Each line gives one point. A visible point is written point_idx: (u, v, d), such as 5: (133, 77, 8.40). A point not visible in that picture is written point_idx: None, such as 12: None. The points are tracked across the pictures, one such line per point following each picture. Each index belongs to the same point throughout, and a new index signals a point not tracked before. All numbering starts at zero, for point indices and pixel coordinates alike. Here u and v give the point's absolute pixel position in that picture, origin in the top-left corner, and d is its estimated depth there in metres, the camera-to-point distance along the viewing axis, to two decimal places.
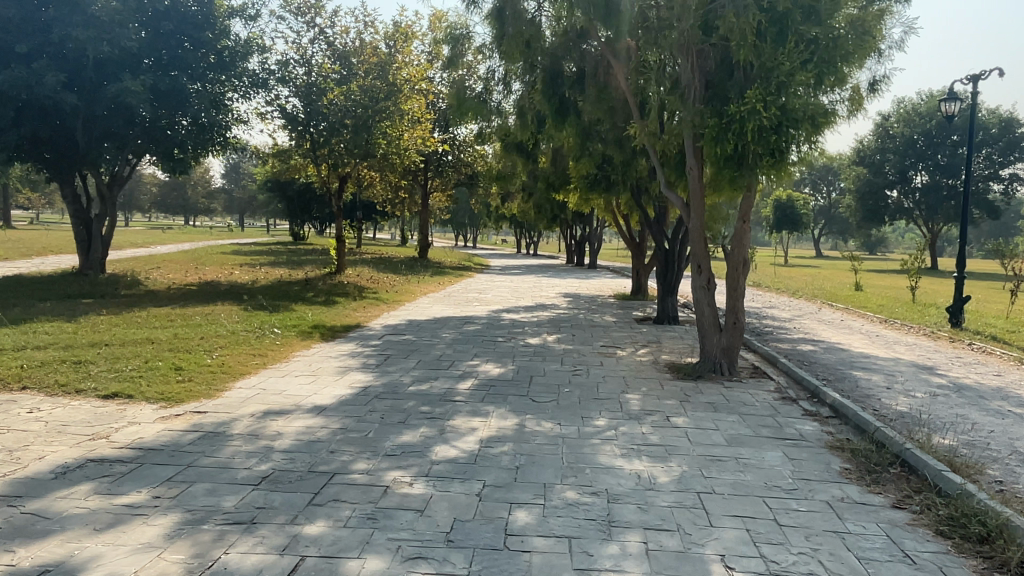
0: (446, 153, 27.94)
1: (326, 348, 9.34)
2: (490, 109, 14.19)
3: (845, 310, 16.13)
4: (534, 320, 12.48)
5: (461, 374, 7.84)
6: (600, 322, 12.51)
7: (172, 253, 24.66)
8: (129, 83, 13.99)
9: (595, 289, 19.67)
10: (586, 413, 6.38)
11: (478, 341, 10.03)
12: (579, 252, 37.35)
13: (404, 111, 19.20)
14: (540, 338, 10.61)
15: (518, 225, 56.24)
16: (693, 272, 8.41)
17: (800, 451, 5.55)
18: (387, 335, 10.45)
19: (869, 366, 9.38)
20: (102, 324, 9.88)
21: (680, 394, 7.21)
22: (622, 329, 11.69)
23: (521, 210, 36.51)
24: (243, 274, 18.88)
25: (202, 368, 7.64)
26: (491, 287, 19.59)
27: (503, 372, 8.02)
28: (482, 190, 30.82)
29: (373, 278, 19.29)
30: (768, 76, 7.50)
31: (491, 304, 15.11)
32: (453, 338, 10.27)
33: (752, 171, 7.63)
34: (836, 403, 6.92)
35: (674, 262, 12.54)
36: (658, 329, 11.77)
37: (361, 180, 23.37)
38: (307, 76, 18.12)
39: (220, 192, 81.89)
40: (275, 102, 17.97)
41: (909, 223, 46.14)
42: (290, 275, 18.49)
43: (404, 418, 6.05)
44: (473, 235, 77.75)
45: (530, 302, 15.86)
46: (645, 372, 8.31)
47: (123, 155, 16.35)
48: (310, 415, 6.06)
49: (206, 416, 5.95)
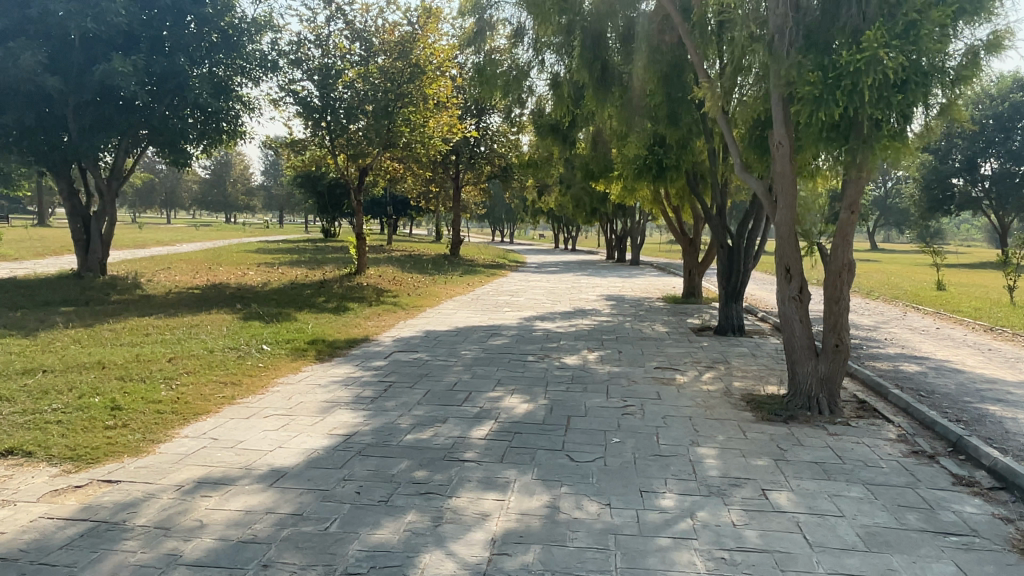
0: (478, 144, 26.08)
1: (319, 371, 7.63)
2: (523, 84, 12.45)
3: (935, 314, 13.87)
4: (572, 332, 10.60)
5: (476, 413, 6.02)
6: (650, 334, 10.57)
7: (191, 253, 23.34)
8: (116, 64, 12.53)
9: (641, 290, 17.68)
10: (645, 484, 4.51)
11: (504, 361, 8.22)
12: (621, 248, 35.23)
13: (429, 95, 17.42)
14: (579, 356, 8.73)
15: (557, 220, 54.25)
16: (781, 278, 6.50)
17: (982, 563, 3.63)
18: (396, 353, 8.68)
19: (1006, 397, 7.28)
20: (60, 340, 8.31)
21: (773, 449, 5.32)
22: (679, 343, 9.74)
23: (560, 203, 34.58)
24: (255, 275, 17.32)
25: (148, 406, 5.96)
26: (525, 288, 17.73)
27: (532, 410, 6.18)
28: (518, 183, 28.98)
29: (397, 279, 17.63)
30: (889, 16, 5.60)
31: (524, 310, 13.26)
32: (474, 357, 8.46)
33: (866, 145, 5.78)
34: (996, 465, 4.96)
35: (739, 261, 10.57)
36: (721, 343, 9.79)
37: (387, 172, 21.73)
38: (322, 58, 16.50)
39: (257, 189, 81.47)
40: (290, 87, 16.36)
41: (976, 214, 42.95)
42: (306, 276, 16.92)
43: (388, 494, 4.26)
44: (510, 230, 76.04)
45: (568, 307, 13.97)
46: (718, 409, 6.40)
47: (121, 146, 14.90)
48: (257, 489, 4.31)
49: (113, 492, 4.25)
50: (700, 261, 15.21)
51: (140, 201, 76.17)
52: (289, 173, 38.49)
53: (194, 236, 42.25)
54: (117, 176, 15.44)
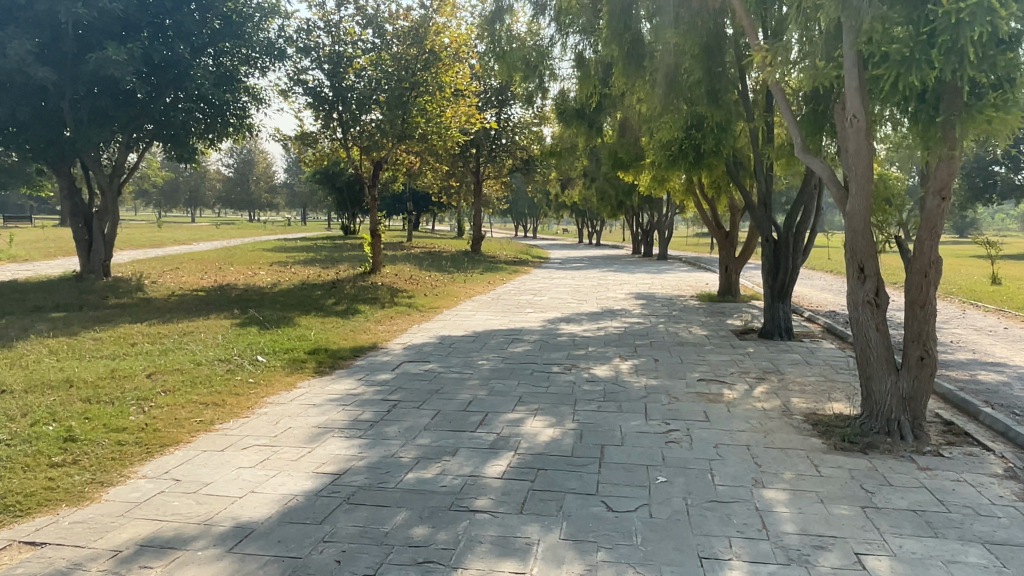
0: (499, 136, 25.10)
1: (316, 387, 6.74)
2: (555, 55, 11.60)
3: (998, 312, 12.67)
4: (602, 337, 9.61)
5: (492, 443, 5.07)
6: (689, 338, 9.56)
7: (205, 252, 22.67)
8: (110, 52, 11.80)
9: (672, 287, 16.60)
10: (705, 546, 3.53)
11: (525, 374, 7.26)
12: (647, 242, 34.06)
13: (445, 84, 16.47)
14: (611, 366, 7.74)
15: (581, 214, 53.10)
16: (853, 278, 5.48)
17: None
18: (405, 364, 7.75)
19: None
20: (35, 352, 7.53)
21: (857, 492, 4.30)
22: (722, 350, 8.71)
23: (584, 196, 33.51)
24: (266, 274, 16.56)
25: (109, 436, 5.10)
26: (548, 287, 16.74)
27: (559, 437, 5.22)
28: (541, 176, 27.96)
29: (414, 278, 16.76)
30: None
31: (548, 312, 12.27)
32: (492, 368, 7.52)
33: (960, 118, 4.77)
34: None
35: (787, 256, 9.52)
36: (769, 348, 8.74)
37: (404, 166, 20.87)
38: (332, 45, 15.59)
39: (280, 187, 81.27)
40: (301, 78, 15.41)
41: (1020, 203, 41.01)
42: (318, 276, 16.13)
43: (376, 564, 3.32)
44: (534, 224, 75.03)
45: (596, 308, 12.97)
46: (780, 436, 5.38)
47: (122, 142, 14.19)
48: (212, 556, 3.41)
49: (31, 562, 3.36)
50: (737, 256, 14.15)
51: (164, 200, 76.30)
52: (308, 170, 37.84)
53: (214, 235, 41.87)
54: (119, 174, 14.72)
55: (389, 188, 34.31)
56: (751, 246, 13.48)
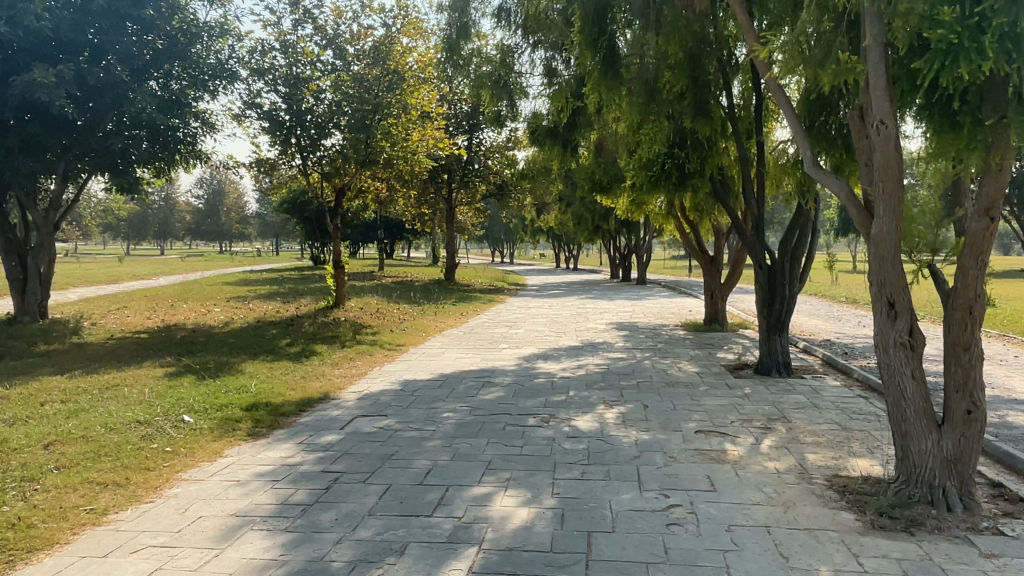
0: (471, 161, 24.19)
1: (247, 456, 5.66)
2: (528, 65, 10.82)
3: (1002, 338, 11.88)
4: (584, 378, 8.62)
5: (450, 533, 4.04)
6: (679, 377, 8.60)
7: (162, 287, 21.39)
8: (36, 74, 10.73)
9: (655, 316, 15.69)
10: None
11: (496, 429, 6.23)
12: (625, 267, 33.26)
13: (411, 106, 15.49)
14: (595, 417, 6.73)
15: (559, 239, 52.30)
16: (881, 317, 4.58)
17: None
18: (357, 420, 6.69)
19: None
20: None
21: None
22: (718, 391, 7.76)
23: (561, 220, 32.65)
24: (221, 312, 15.42)
25: None
26: (525, 318, 15.73)
27: (533, 522, 4.20)
28: (516, 202, 27.05)
29: (381, 311, 15.71)
30: None
31: (524, 348, 11.26)
32: (457, 422, 6.48)
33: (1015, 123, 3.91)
34: None
35: (783, 285, 8.69)
36: (770, 388, 7.80)
37: (371, 192, 19.84)
38: (288, 66, 14.57)
39: (252, 216, 79.71)
40: (256, 101, 14.37)
41: None
42: (276, 312, 15.03)
43: None
44: (510, 249, 74.15)
45: (575, 341, 11.98)
46: (805, 511, 4.40)
47: (57, 172, 13.03)
48: None
49: None
50: (723, 282, 13.30)
51: (132, 232, 74.34)
52: (277, 199, 36.64)
53: (180, 268, 40.52)
54: (55, 208, 13.57)
55: (359, 216, 33.26)
56: (737, 270, 12.63)
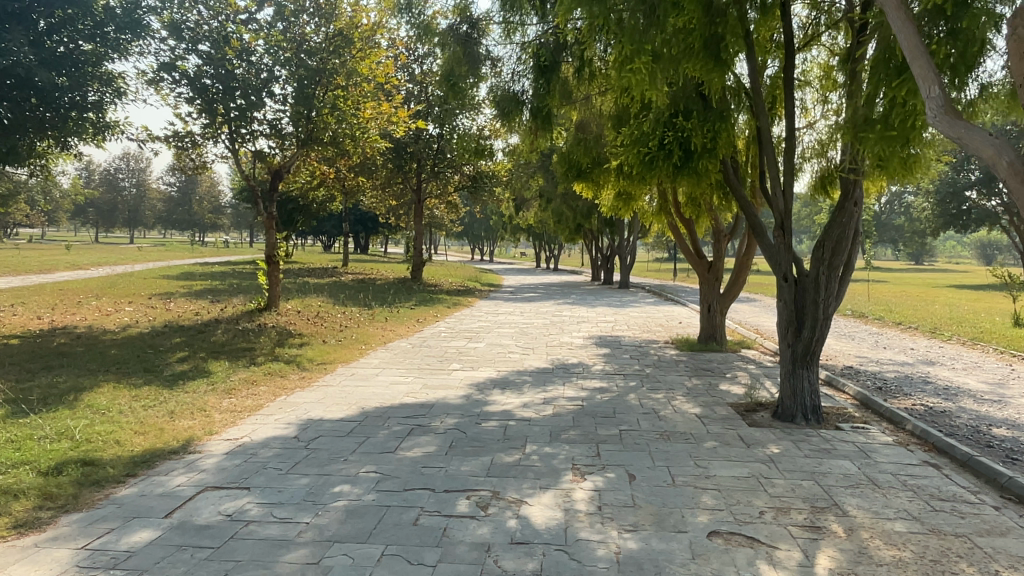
0: (443, 149, 21.87)
1: None
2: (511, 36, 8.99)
3: None
4: (547, 422, 6.45)
5: None
6: (674, 423, 6.45)
7: (84, 280, 18.84)
8: None
9: (641, 329, 13.56)
10: None
11: (403, 525, 4.03)
12: (608, 268, 31.09)
13: (363, 74, 13.18)
14: (556, 497, 4.56)
15: (540, 237, 49.99)
16: None
17: None
18: (203, 497, 4.45)
19: None
20: None
21: None
22: (729, 450, 5.62)
23: (541, 216, 30.33)
24: (131, 312, 13.08)
25: None
26: (490, 327, 13.52)
27: None
28: (492, 197, 24.80)
29: (322, 315, 13.47)
30: None
31: (480, 371, 9.06)
32: (347, 509, 4.26)
33: None
34: None
35: (819, 302, 6.51)
36: (802, 449, 5.68)
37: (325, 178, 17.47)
38: (212, 21, 12.25)
39: (222, 206, 76.53)
40: (175, 63, 12.05)
41: None
42: (195, 314, 12.75)
43: None
44: (491, 248, 71.64)
45: (543, 362, 9.82)
46: None
47: None
48: None
49: None
50: (721, 291, 11.19)
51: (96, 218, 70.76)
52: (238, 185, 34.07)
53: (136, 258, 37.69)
54: None
55: (325, 207, 30.79)
56: (739, 280, 10.56)
